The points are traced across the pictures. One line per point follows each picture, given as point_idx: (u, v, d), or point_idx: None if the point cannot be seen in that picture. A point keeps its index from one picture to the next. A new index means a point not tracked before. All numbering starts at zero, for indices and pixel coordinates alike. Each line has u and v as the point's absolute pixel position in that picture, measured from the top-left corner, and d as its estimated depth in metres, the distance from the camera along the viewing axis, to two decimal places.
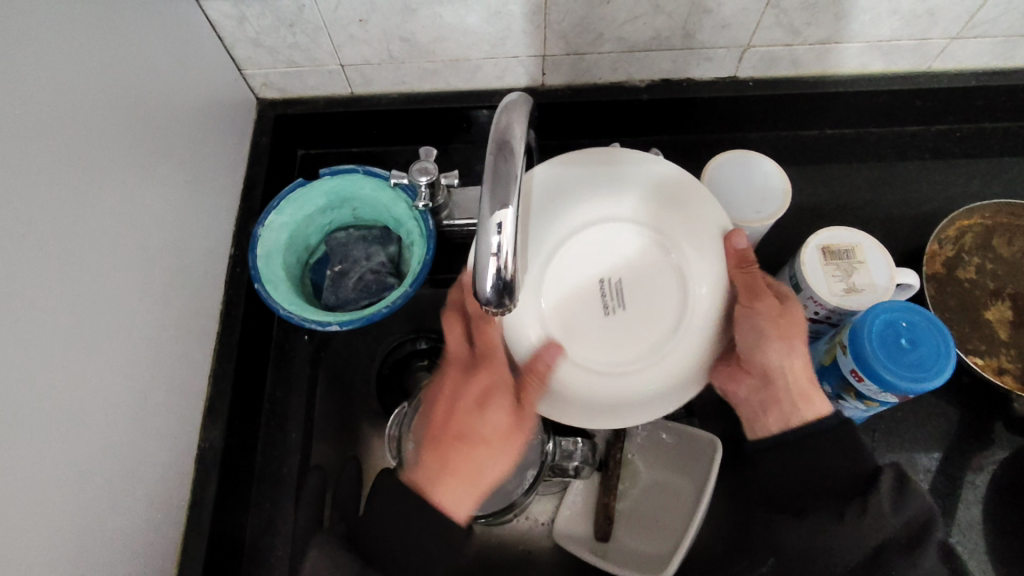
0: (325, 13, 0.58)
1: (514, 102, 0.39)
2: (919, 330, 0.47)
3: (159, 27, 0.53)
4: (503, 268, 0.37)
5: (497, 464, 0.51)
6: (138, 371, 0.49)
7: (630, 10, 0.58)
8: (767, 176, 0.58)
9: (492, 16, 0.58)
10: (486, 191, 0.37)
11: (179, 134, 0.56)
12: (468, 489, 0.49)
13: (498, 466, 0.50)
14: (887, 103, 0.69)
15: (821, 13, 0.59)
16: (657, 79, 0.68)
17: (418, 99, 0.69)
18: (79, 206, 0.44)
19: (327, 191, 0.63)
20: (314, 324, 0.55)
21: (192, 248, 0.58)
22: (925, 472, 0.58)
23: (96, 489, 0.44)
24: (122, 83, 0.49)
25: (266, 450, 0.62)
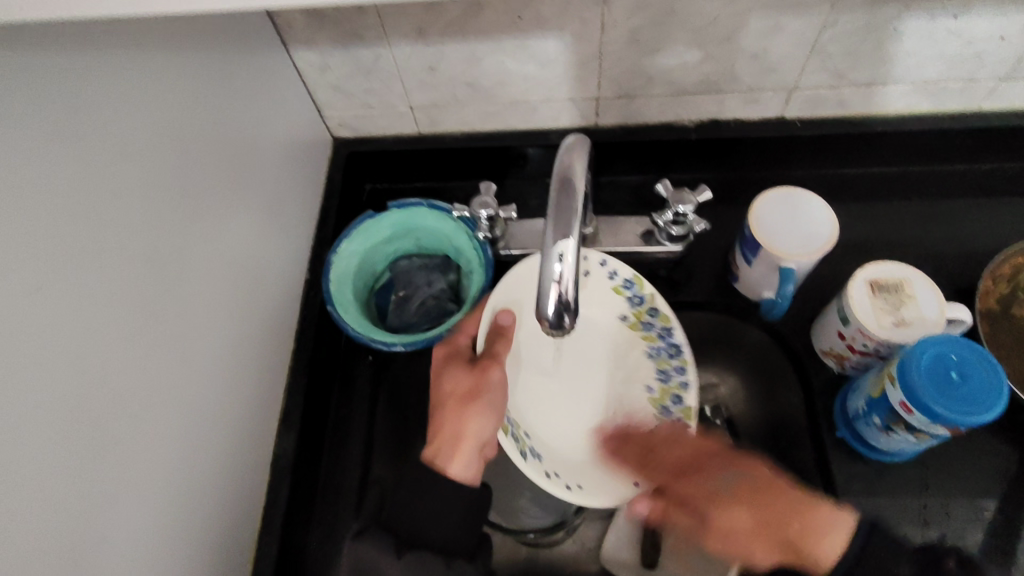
0: (399, 62, 0.64)
1: (574, 143, 0.43)
2: (969, 363, 0.48)
3: (259, 76, 0.60)
4: (564, 293, 0.40)
5: (482, 420, 0.54)
6: (225, 383, 0.55)
7: (680, 56, 0.62)
8: (811, 212, 0.60)
9: (550, 63, 0.63)
10: (549, 224, 0.40)
11: (267, 169, 0.62)
12: (461, 448, 0.53)
13: (483, 421, 0.54)
14: (937, 142, 0.70)
15: (866, 58, 0.61)
16: (705, 120, 0.71)
17: (478, 138, 0.74)
18: (184, 234, 0.50)
19: (394, 222, 0.68)
20: (380, 344, 0.59)
21: (273, 273, 0.64)
22: (982, 512, 0.58)
23: (186, 485, 0.49)
24: (222, 124, 0.55)
25: (331, 463, 0.66)
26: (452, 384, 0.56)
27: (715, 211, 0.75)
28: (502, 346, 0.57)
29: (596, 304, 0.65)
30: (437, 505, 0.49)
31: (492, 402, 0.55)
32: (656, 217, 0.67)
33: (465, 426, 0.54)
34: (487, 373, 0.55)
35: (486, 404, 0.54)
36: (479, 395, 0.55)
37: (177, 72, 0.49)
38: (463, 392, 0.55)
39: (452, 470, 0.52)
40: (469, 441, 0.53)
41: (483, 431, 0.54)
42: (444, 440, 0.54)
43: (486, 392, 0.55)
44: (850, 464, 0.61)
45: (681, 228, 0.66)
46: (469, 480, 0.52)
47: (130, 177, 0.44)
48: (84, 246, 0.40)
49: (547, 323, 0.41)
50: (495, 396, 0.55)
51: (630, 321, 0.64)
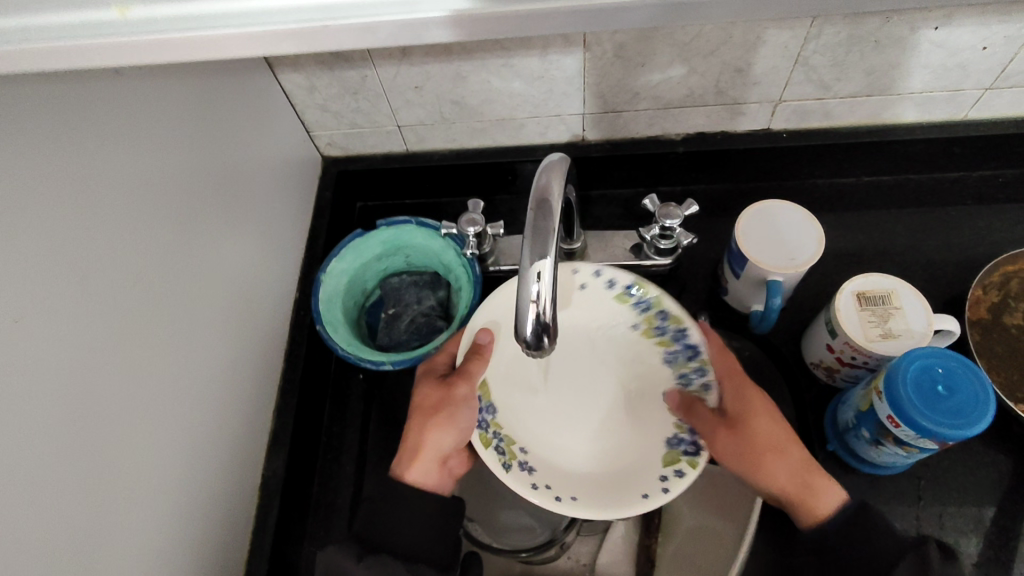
0: (385, 82, 0.64)
1: (554, 162, 0.43)
2: (955, 375, 0.48)
3: (246, 98, 0.61)
4: (542, 312, 0.40)
5: (445, 434, 0.54)
6: (214, 404, 0.55)
7: (664, 70, 0.62)
8: (797, 225, 0.60)
9: (535, 80, 0.64)
10: (526, 243, 0.40)
11: (256, 189, 0.63)
12: (422, 458, 0.54)
13: (445, 435, 0.54)
14: (925, 150, 0.70)
15: (850, 70, 0.61)
16: (692, 133, 0.71)
17: (466, 155, 0.74)
18: (171, 257, 0.50)
19: (383, 240, 0.69)
20: (369, 363, 0.60)
21: (262, 293, 0.64)
22: (976, 523, 0.57)
23: (175, 507, 0.49)
24: (209, 147, 0.56)
25: (323, 481, 0.67)
26: (421, 400, 0.55)
27: (705, 224, 0.75)
28: (477, 365, 0.55)
29: (599, 316, 0.62)
30: (406, 517, 0.50)
31: (455, 417, 0.54)
32: (643, 230, 0.67)
33: (427, 440, 0.54)
34: (453, 391, 0.54)
35: (450, 420, 0.54)
36: (444, 409, 0.54)
37: (163, 97, 0.50)
38: (430, 406, 0.54)
39: (412, 478, 0.53)
40: (429, 451, 0.54)
41: (444, 442, 0.54)
42: (407, 448, 0.54)
43: (452, 409, 0.54)
44: (843, 477, 0.60)
45: (668, 241, 0.66)
46: (427, 487, 0.54)
47: (115, 205, 0.44)
48: (71, 277, 0.41)
49: (525, 342, 0.41)
50: (461, 411, 0.54)
51: (642, 330, 0.61)
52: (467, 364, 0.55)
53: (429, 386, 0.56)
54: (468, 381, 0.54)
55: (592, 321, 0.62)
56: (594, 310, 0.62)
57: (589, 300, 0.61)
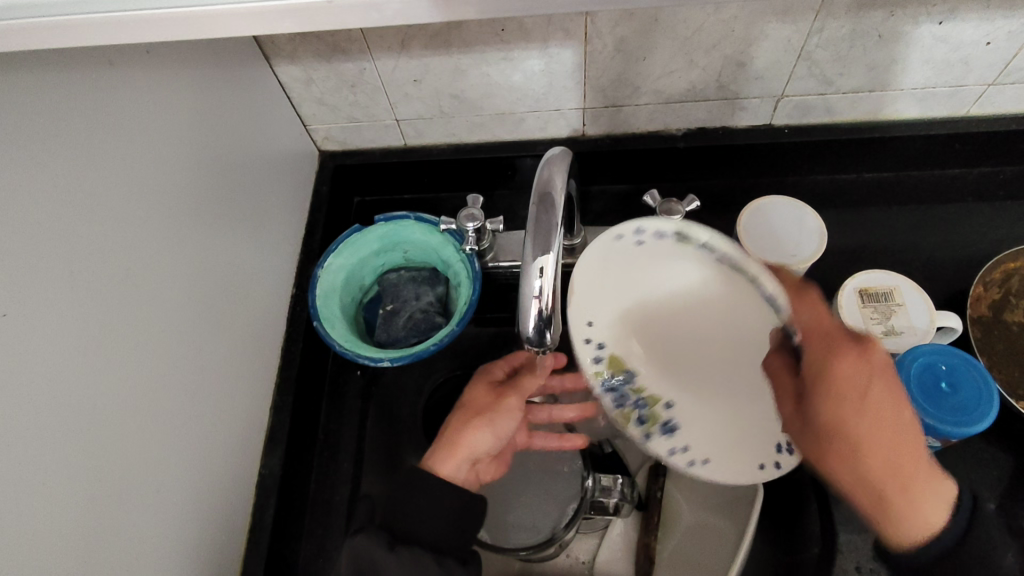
0: (384, 75, 0.63)
1: (555, 156, 0.43)
2: (959, 372, 0.48)
3: (242, 90, 0.60)
4: (544, 309, 0.39)
5: (483, 437, 0.54)
6: (210, 401, 0.54)
7: (665, 65, 0.61)
8: (799, 221, 0.60)
9: (535, 73, 0.63)
10: (528, 238, 0.40)
11: (252, 183, 0.62)
12: (454, 455, 0.53)
13: (483, 438, 0.54)
14: (927, 147, 0.70)
15: (852, 64, 0.61)
16: (692, 128, 0.71)
17: (465, 150, 0.74)
18: (165, 252, 0.49)
19: (382, 236, 0.68)
20: (367, 359, 0.59)
21: (259, 289, 0.63)
22: None
23: (169, 506, 0.48)
24: (205, 140, 0.55)
25: (320, 479, 0.66)
26: (469, 401, 0.57)
27: (706, 220, 0.74)
28: (530, 380, 0.58)
29: (689, 271, 0.56)
30: (428, 507, 0.49)
31: (496, 422, 0.54)
32: (644, 226, 0.66)
33: (462, 436, 0.53)
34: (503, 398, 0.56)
35: (493, 424, 0.54)
36: (485, 412, 0.55)
37: (156, 88, 0.49)
38: (475, 408, 0.56)
39: (444, 471, 0.52)
40: (464, 448, 0.53)
41: (481, 445, 0.54)
42: (441, 441, 0.54)
43: (496, 413, 0.55)
44: None
45: None
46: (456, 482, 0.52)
47: (107, 197, 0.44)
48: (62, 272, 0.40)
49: (527, 338, 0.40)
50: (504, 419, 0.55)
51: (735, 267, 0.55)
52: (523, 379, 0.58)
53: (483, 391, 0.58)
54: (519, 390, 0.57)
55: (680, 276, 0.57)
56: (675, 268, 0.57)
57: (659, 256, 0.57)
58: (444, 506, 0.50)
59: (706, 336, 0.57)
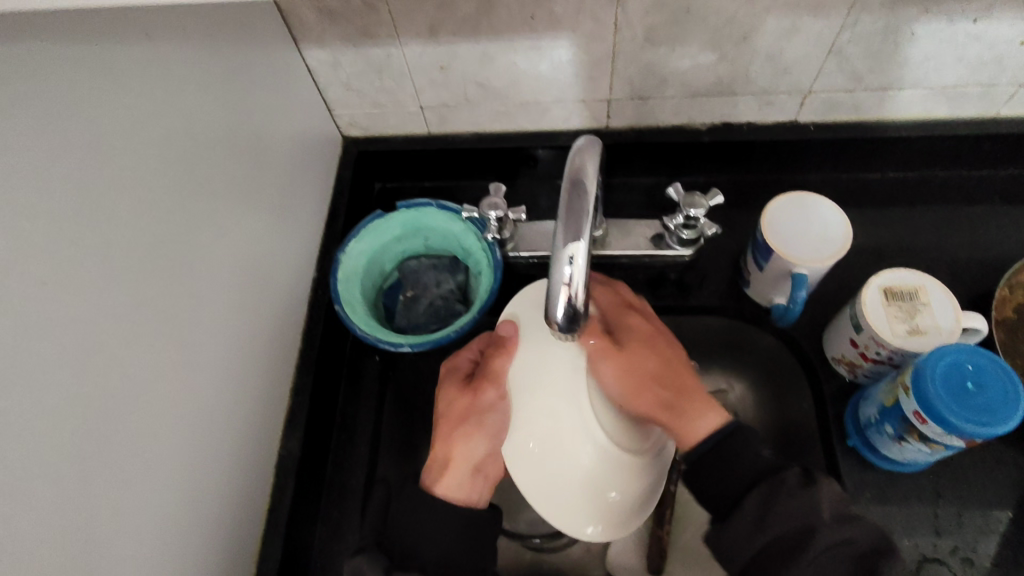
0: (411, 61, 0.63)
1: (585, 144, 0.43)
2: (985, 372, 0.47)
3: (271, 72, 0.60)
4: (574, 297, 0.40)
5: (477, 443, 0.54)
6: (233, 381, 0.54)
7: (694, 57, 0.61)
8: (825, 218, 0.60)
9: (562, 63, 0.63)
10: (560, 225, 0.40)
11: (277, 166, 0.62)
12: (450, 468, 0.53)
13: (477, 445, 0.54)
14: (955, 146, 0.69)
15: (883, 61, 0.60)
16: (717, 122, 0.70)
17: (488, 138, 0.74)
18: (194, 230, 0.50)
19: (403, 222, 0.68)
20: (388, 344, 0.59)
21: (281, 271, 0.63)
22: (996, 524, 0.57)
23: (191, 484, 0.49)
24: (234, 121, 0.55)
25: (336, 462, 0.66)
26: (444, 408, 0.56)
27: (728, 215, 0.74)
28: (502, 360, 0.56)
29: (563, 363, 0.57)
30: (432, 522, 0.48)
31: (485, 423, 0.55)
32: (667, 219, 0.66)
33: (459, 448, 0.54)
34: (482, 396, 0.56)
35: (480, 428, 0.55)
36: (471, 417, 0.55)
37: (189, 66, 0.49)
38: (456, 414, 0.55)
39: (443, 489, 0.51)
40: (458, 462, 0.53)
41: (475, 450, 0.54)
42: (434, 464, 0.54)
43: (481, 416, 0.55)
44: (861, 473, 0.60)
45: (691, 232, 0.66)
46: (460, 497, 0.51)
47: (140, 174, 0.44)
48: (97, 244, 0.40)
49: (555, 325, 0.40)
50: (491, 417, 0.55)
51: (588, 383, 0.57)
52: (494, 358, 0.57)
53: (450, 386, 0.58)
54: (495, 382, 0.56)
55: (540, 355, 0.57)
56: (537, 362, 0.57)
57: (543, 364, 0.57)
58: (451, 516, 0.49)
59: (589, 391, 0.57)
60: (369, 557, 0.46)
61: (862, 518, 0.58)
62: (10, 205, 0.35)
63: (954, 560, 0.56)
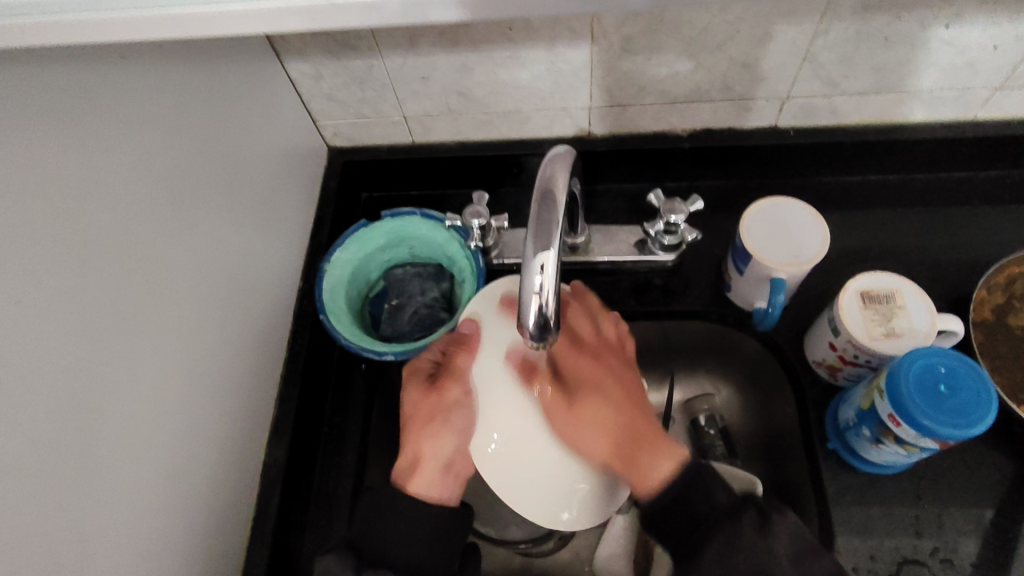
0: (392, 73, 0.64)
1: (558, 154, 0.43)
2: (958, 375, 0.48)
3: (253, 85, 0.61)
4: (544, 305, 0.40)
5: (446, 440, 0.52)
6: (217, 392, 0.55)
7: (671, 65, 0.62)
8: (803, 222, 0.60)
9: (541, 72, 0.63)
10: (530, 234, 0.40)
11: (261, 178, 0.63)
12: (421, 469, 0.52)
13: (446, 442, 0.52)
14: (934, 149, 0.70)
15: (859, 67, 0.61)
16: (698, 128, 0.71)
17: (472, 147, 0.74)
18: (176, 243, 0.50)
19: (388, 231, 0.69)
20: (372, 353, 0.60)
21: (266, 282, 0.64)
22: (977, 524, 0.57)
23: (175, 495, 0.49)
24: (215, 135, 0.56)
25: (324, 471, 0.67)
26: (412, 408, 0.54)
27: (710, 220, 0.75)
28: (463, 358, 0.51)
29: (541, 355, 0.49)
30: (403, 528, 0.50)
31: (451, 420, 0.51)
32: (648, 225, 0.67)
33: (429, 447, 0.52)
34: (446, 393, 0.51)
35: (447, 425, 0.51)
36: (442, 416, 0.52)
37: (170, 83, 0.50)
38: (424, 413, 0.53)
39: (413, 487, 0.52)
40: (428, 459, 0.52)
41: (444, 447, 0.52)
42: (404, 460, 0.54)
43: (448, 414, 0.51)
44: (843, 476, 0.60)
45: (672, 237, 0.66)
46: (428, 496, 0.52)
47: (121, 190, 0.45)
48: (77, 260, 0.41)
49: (528, 333, 0.41)
50: (458, 416, 0.51)
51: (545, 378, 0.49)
52: (456, 357, 0.51)
53: (414, 384, 0.55)
54: (458, 381, 0.50)
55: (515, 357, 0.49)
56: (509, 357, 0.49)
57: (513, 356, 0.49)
58: (421, 525, 0.50)
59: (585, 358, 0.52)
60: (337, 557, 0.47)
61: (843, 520, 0.58)
62: None
63: (934, 562, 0.56)
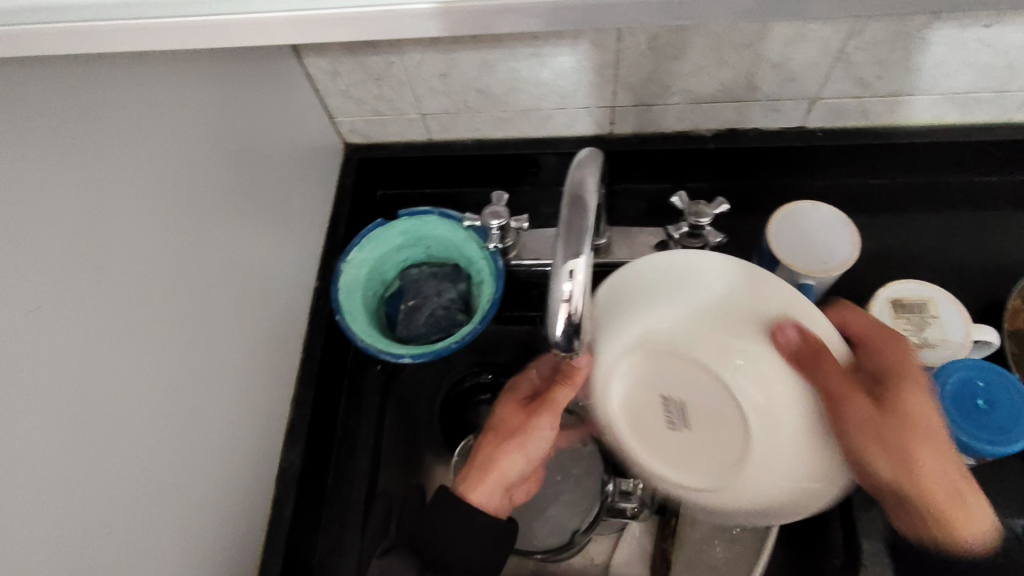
0: (411, 69, 0.63)
1: (587, 157, 0.42)
2: (996, 390, 0.46)
3: (269, 81, 0.59)
4: (573, 313, 0.39)
5: (514, 459, 0.50)
6: (233, 395, 0.54)
7: (698, 64, 0.60)
8: (832, 226, 0.59)
9: (564, 70, 0.62)
10: (559, 241, 0.39)
11: (277, 176, 0.62)
12: (489, 479, 0.50)
13: (515, 461, 0.50)
14: (966, 152, 0.68)
15: (891, 67, 0.59)
16: (722, 129, 0.69)
17: (490, 145, 0.73)
18: (194, 243, 0.50)
19: (404, 231, 0.68)
20: (388, 356, 0.59)
21: (282, 282, 0.63)
22: (1009, 540, 0.55)
23: (192, 500, 0.49)
24: (231, 133, 0.54)
25: (337, 476, 0.66)
26: (499, 420, 0.54)
27: (733, 223, 0.73)
28: (565, 393, 0.52)
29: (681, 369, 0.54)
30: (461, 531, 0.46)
31: (528, 445, 0.51)
32: (671, 228, 0.65)
33: (497, 460, 0.50)
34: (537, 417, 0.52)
35: (524, 446, 0.51)
36: (523, 434, 0.51)
37: (187, 79, 0.49)
38: (506, 429, 0.53)
39: (474, 497, 0.49)
40: (497, 475, 0.50)
41: (514, 468, 0.50)
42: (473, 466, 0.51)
43: (530, 437, 0.51)
44: None
45: (695, 240, 0.65)
46: (487, 507, 0.49)
47: (136, 189, 0.43)
48: (93, 262, 0.40)
49: (554, 343, 0.40)
50: (534, 441, 0.51)
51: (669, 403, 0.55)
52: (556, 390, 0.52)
53: (511, 396, 0.56)
54: (551, 408, 0.52)
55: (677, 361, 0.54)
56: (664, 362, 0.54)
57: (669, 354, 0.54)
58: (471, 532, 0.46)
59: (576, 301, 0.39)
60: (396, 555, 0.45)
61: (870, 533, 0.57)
62: None
63: None
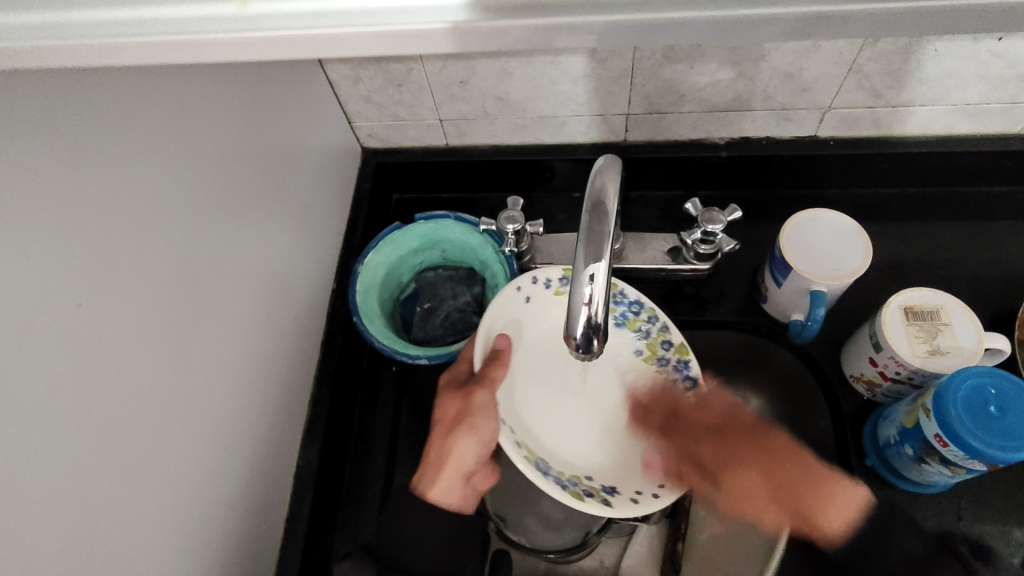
0: (430, 76, 0.64)
1: (607, 164, 0.43)
2: (1008, 397, 0.47)
3: (293, 86, 0.61)
4: (593, 315, 0.40)
5: (468, 448, 0.55)
6: (255, 393, 0.55)
7: (713, 73, 0.61)
8: (844, 234, 0.60)
9: (580, 77, 0.63)
10: (580, 245, 0.40)
11: (299, 179, 0.63)
12: (444, 473, 0.56)
13: (469, 449, 0.55)
14: (976, 162, 0.68)
15: (903, 78, 0.60)
16: (735, 137, 0.70)
17: (506, 151, 0.74)
18: (220, 244, 0.51)
19: (421, 234, 0.69)
20: (406, 357, 0.59)
21: (302, 283, 0.64)
22: (1017, 546, 0.56)
23: (215, 496, 0.50)
24: (256, 136, 0.56)
25: (353, 473, 0.67)
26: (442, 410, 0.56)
27: (745, 230, 0.74)
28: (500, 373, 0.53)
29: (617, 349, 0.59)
30: None
31: (475, 428, 0.54)
32: (684, 234, 0.66)
33: (451, 452, 0.55)
34: (472, 397, 0.53)
35: (471, 430, 0.54)
36: (466, 419, 0.54)
37: (217, 83, 0.50)
38: (452, 417, 0.55)
39: (433, 493, 0.56)
40: (452, 466, 0.56)
41: (466, 457, 0.55)
42: (430, 463, 0.57)
43: (474, 420, 0.53)
44: (879, 492, 0.59)
45: (708, 246, 0.66)
46: (448, 503, 0.57)
47: (169, 191, 0.45)
48: (128, 260, 0.41)
49: (574, 344, 0.40)
50: (482, 424, 0.53)
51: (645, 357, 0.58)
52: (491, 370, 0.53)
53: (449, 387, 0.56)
54: (488, 388, 0.52)
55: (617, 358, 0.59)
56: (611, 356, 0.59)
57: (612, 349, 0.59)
58: None
59: (596, 298, 0.39)
60: None
61: None
62: (41, 225, 0.35)
63: None
